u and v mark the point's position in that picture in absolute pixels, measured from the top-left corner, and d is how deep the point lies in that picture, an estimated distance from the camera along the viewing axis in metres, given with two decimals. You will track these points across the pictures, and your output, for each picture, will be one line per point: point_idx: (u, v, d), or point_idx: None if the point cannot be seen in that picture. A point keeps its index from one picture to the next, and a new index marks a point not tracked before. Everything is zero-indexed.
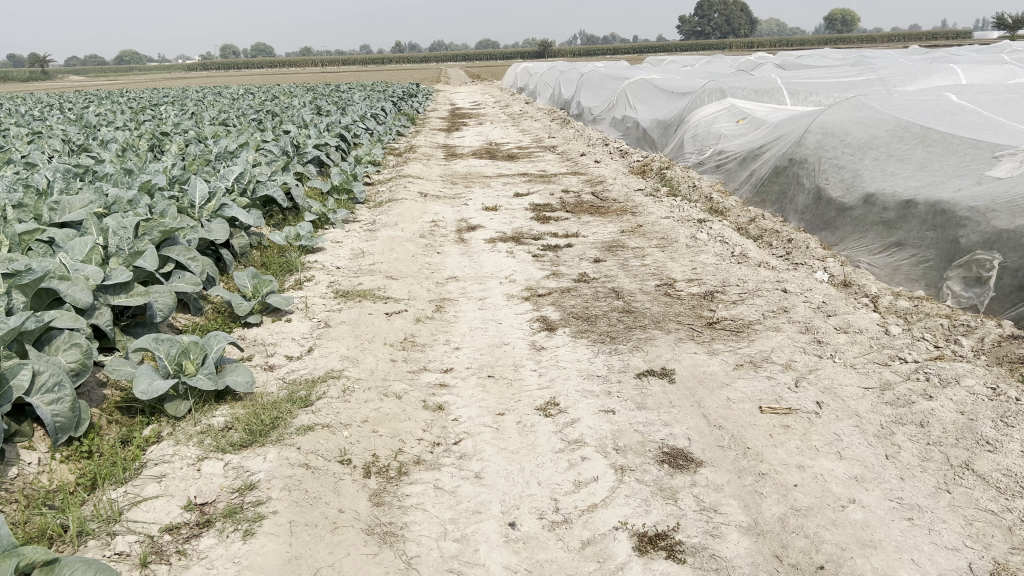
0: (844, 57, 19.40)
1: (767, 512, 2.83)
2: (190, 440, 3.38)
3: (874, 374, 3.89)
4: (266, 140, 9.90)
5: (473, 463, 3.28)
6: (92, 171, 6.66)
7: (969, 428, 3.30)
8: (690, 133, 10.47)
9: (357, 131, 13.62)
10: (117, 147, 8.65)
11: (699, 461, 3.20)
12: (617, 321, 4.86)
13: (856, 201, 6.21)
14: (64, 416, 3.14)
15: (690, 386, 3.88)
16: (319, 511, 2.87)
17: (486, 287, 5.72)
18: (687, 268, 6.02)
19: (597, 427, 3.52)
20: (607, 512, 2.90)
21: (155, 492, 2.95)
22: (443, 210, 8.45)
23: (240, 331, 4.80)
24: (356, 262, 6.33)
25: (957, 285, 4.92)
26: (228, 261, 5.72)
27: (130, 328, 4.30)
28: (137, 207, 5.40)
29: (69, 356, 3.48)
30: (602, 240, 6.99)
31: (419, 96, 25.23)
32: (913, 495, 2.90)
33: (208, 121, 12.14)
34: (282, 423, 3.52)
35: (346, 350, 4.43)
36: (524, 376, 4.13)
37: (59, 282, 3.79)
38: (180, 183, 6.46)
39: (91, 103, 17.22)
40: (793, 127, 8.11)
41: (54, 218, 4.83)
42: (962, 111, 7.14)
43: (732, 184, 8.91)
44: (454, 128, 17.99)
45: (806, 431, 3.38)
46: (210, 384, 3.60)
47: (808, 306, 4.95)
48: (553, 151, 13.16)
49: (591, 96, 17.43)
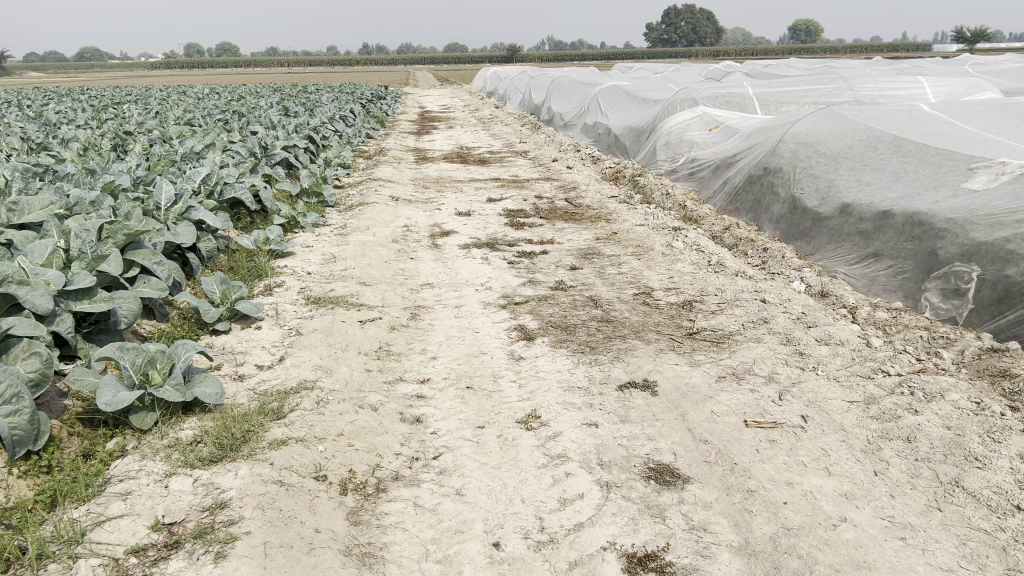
0: (811, 66, 19.60)
1: (758, 532, 2.76)
2: (157, 454, 3.23)
3: (858, 388, 3.85)
4: (233, 141, 9.70)
5: (454, 479, 3.18)
6: (52, 170, 6.45)
7: (957, 444, 3.26)
8: (662, 141, 10.46)
9: (326, 133, 13.42)
10: (78, 146, 8.40)
11: (686, 478, 3.12)
12: (596, 331, 4.79)
13: (832, 211, 6.20)
14: (22, 429, 2.99)
15: (673, 399, 3.81)
16: (294, 531, 2.75)
17: (462, 294, 5.62)
18: (664, 276, 5.96)
19: (580, 442, 3.44)
20: (594, 531, 2.81)
21: (120, 511, 2.80)
22: (416, 215, 8.32)
23: (207, 339, 4.63)
24: (327, 267, 6.18)
25: (935, 297, 4.92)
26: (194, 265, 5.55)
27: (92, 336, 4.12)
28: (99, 209, 5.21)
29: (28, 366, 3.31)
30: (577, 248, 6.92)
31: (387, 98, 25.02)
32: (905, 513, 2.85)
33: (174, 121, 11.89)
34: (254, 437, 3.38)
35: (319, 359, 4.29)
36: (503, 387, 4.03)
37: (18, 287, 3.63)
38: (145, 184, 6.28)
39: (51, 100, 16.82)
40: (767, 136, 8.11)
41: (13, 219, 4.64)
42: (935, 122, 7.20)
43: (705, 193, 8.90)
44: (425, 132, 17.85)
45: (793, 446, 3.33)
46: (178, 396, 3.46)
47: (787, 317, 4.91)
48: (525, 157, 13.08)
49: (562, 101, 17.39)
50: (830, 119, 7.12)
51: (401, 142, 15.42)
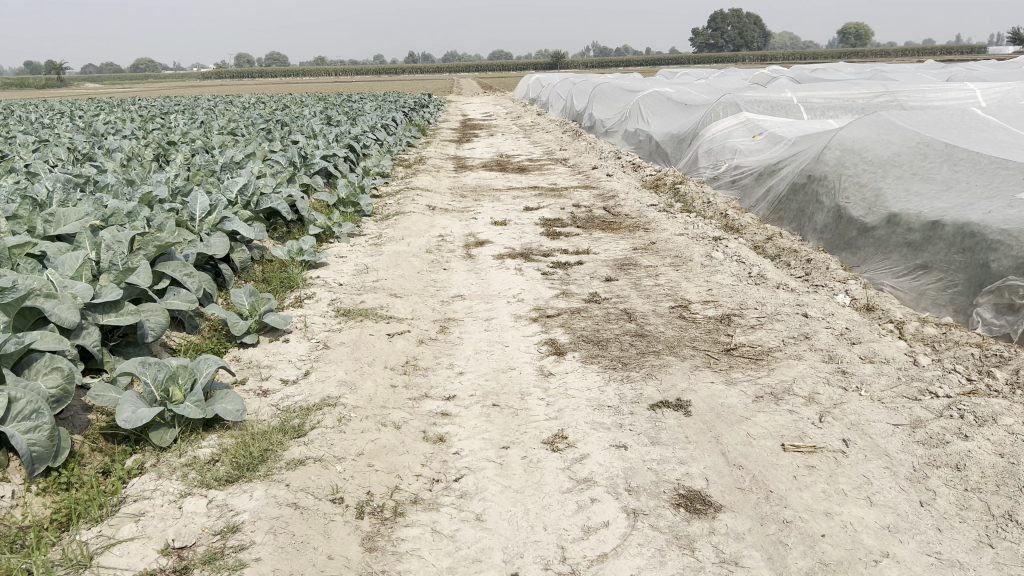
0: (858, 70, 19.14)
1: (794, 567, 2.60)
2: (174, 473, 3.16)
3: (903, 410, 3.65)
4: (273, 150, 9.73)
5: (474, 503, 3.07)
6: (93, 181, 6.49)
7: (1011, 473, 3.06)
8: (705, 147, 10.23)
9: (366, 141, 13.45)
10: (122, 157, 8.48)
11: (718, 506, 2.97)
12: (629, 346, 4.64)
13: (879, 221, 5.97)
14: (41, 446, 2.93)
15: (707, 419, 3.65)
16: (306, 558, 2.66)
17: (493, 306, 5.51)
18: (702, 288, 5.79)
19: (608, 465, 3.30)
20: (618, 563, 2.67)
21: (130, 534, 2.73)
22: (451, 225, 8.24)
23: (235, 351, 4.58)
24: (359, 278, 6.12)
25: (988, 312, 4.68)
26: (227, 276, 5.51)
27: (119, 349, 4.08)
28: (135, 219, 5.18)
29: (49, 381, 3.25)
30: (614, 258, 6.77)
31: (429, 106, 25.18)
32: (953, 549, 2.66)
33: (216, 131, 12.01)
34: (273, 456, 3.30)
35: (345, 373, 4.22)
36: (530, 405, 3.90)
37: (45, 300, 3.58)
38: (182, 194, 6.27)
39: (102, 111, 17.16)
40: (813, 143, 7.87)
41: (49, 231, 4.63)
42: (987, 129, 6.93)
43: (747, 201, 8.67)
44: (466, 139, 17.85)
45: (834, 473, 3.15)
46: (198, 413, 3.39)
47: (830, 333, 4.71)
48: (564, 165, 12.95)
49: (604, 108, 17.22)
50: (877, 124, 6.87)
51: (441, 150, 15.39)
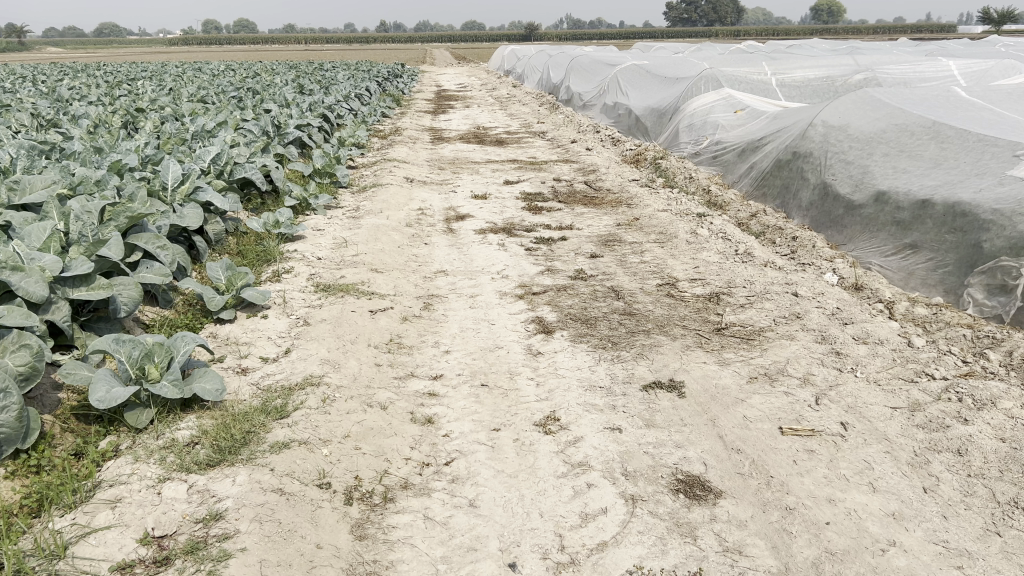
0: (833, 48, 19.06)
1: (800, 556, 2.53)
2: (151, 456, 3.00)
3: (901, 393, 3.59)
4: (245, 118, 9.46)
5: (466, 488, 2.96)
6: (58, 148, 6.21)
7: (1013, 458, 3.02)
8: (686, 122, 10.12)
9: (340, 112, 13.16)
10: (88, 123, 8.17)
11: (718, 492, 2.89)
12: (618, 325, 4.54)
13: (867, 199, 5.89)
14: (10, 426, 2.77)
15: (701, 401, 3.56)
16: (294, 547, 2.54)
17: (477, 282, 5.39)
18: (689, 266, 5.69)
19: (603, 448, 3.21)
20: (619, 552, 2.59)
21: (106, 522, 2.59)
22: (431, 198, 8.08)
23: (211, 327, 4.41)
24: (338, 252, 5.95)
25: (979, 293, 4.64)
26: (201, 248, 5.32)
27: (91, 324, 3.89)
28: (104, 188, 4.93)
29: (18, 358, 3.06)
30: (597, 234, 6.66)
31: (404, 77, 24.81)
32: (960, 537, 2.61)
33: (186, 98, 11.67)
34: (255, 439, 3.16)
35: (327, 352, 4.07)
36: (520, 386, 3.80)
37: (11, 274, 3.40)
38: (153, 164, 6.02)
39: (66, 77, 16.63)
40: (798, 118, 7.78)
41: (14, 200, 4.38)
42: (973, 108, 6.85)
43: (730, 177, 8.56)
44: (442, 111, 17.61)
45: (834, 458, 3.08)
46: (176, 393, 3.23)
47: (821, 313, 4.64)
48: (543, 138, 12.79)
49: (581, 81, 17.01)
50: (865, 102, 6.78)
51: (418, 122, 15.16)
